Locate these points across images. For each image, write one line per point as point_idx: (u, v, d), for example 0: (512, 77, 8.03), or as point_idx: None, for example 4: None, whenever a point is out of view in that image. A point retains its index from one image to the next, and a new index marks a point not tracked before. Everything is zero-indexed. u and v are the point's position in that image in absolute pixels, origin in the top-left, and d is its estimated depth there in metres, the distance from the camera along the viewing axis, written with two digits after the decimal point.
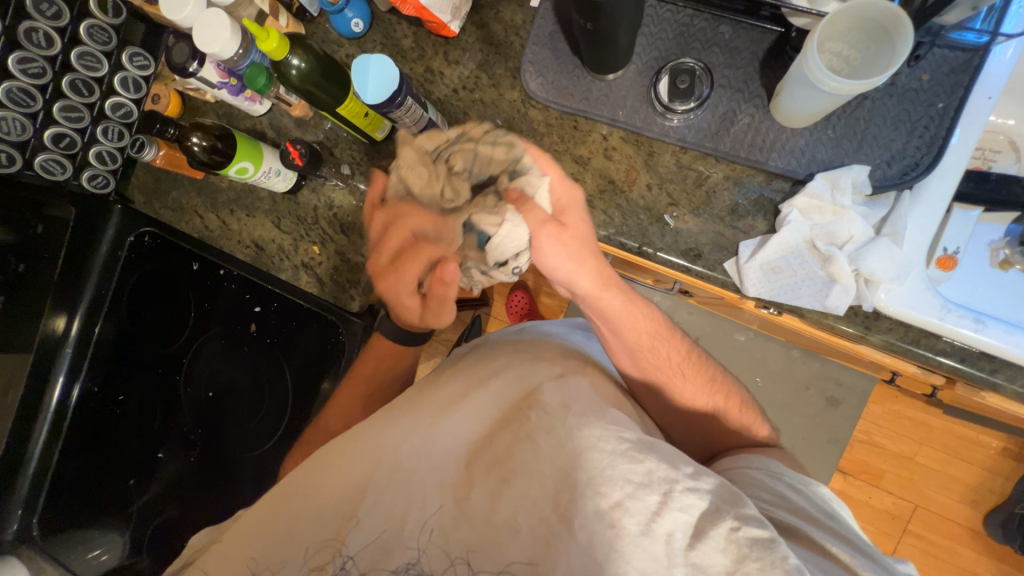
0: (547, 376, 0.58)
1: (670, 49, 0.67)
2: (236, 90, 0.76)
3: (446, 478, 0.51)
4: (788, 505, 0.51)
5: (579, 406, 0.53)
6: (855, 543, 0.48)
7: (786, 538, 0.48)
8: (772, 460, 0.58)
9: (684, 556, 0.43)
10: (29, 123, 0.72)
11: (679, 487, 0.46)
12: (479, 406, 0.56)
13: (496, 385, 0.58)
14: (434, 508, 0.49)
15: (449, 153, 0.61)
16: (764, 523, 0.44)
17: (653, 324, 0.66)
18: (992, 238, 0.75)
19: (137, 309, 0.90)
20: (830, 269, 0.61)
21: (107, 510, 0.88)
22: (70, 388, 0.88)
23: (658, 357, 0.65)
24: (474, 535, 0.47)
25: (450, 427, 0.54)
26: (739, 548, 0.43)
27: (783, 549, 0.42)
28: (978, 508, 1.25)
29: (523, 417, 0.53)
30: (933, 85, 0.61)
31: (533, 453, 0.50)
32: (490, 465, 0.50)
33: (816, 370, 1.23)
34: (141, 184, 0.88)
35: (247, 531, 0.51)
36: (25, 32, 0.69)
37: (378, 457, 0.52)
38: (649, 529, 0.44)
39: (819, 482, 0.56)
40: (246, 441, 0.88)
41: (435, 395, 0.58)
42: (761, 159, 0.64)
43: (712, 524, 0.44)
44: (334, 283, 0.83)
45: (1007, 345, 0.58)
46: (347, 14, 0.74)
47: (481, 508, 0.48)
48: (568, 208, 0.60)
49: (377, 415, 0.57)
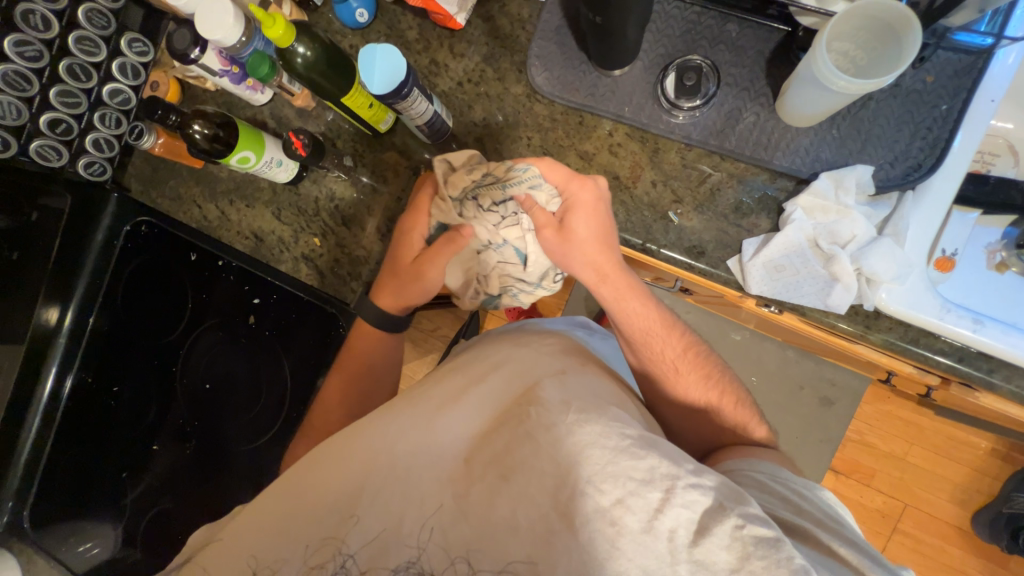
0: (546, 373, 0.58)
1: (676, 46, 0.67)
2: (238, 78, 0.75)
3: (444, 474, 0.50)
4: (794, 508, 0.52)
5: (579, 402, 0.53)
6: (865, 549, 0.47)
7: (793, 538, 0.48)
8: (777, 466, 0.59)
9: (687, 553, 0.43)
10: (24, 107, 0.70)
11: (681, 483, 0.46)
12: (478, 403, 0.55)
13: (495, 382, 0.58)
14: (433, 506, 0.49)
15: (482, 189, 0.67)
16: (768, 522, 0.45)
17: (648, 318, 0.67)
18: (988, 241, 0.77)
19: (132, 301, 0.89)
20: (832, 268, 0.61)
21: (100, 502, 0.87)
22: (62, 378, 0.86)
23: (652, 350, 0.67)
24: (473, 532, 0.47)
25: (448, 423, 0.53)
26: (744, 546, 0.43)
27: (787, 549, 0.43)
28: (966, 508, 1.27)
29: (523, 414, 0.52)
30: (937, 87, 0.61)
31: (533, 450, 0.49)
32: (489, 462, 0.50)
33: (811, 371, 1.25)
34: (138, 172, 0.87)
35: (247, 525, 0.51)
36: (22, 14, 0.67)
37: (377, 455, 0.51)
38: (651, 527, 0.44)
39: (824, 489, 0.56)
40: (243, 433, 0.87)
41: (433, 390, 0.57)
42: (766, 158, 0.65)
43: (716, 521, 0.44)
44: (334, 275, 0.81)
45: (1004, 344, 0.59)
46: (351, 4, 0.74)
47: (480, 506, 0.48)
48: (573, 211, 0.63)
49: (376, 411, 0.56)
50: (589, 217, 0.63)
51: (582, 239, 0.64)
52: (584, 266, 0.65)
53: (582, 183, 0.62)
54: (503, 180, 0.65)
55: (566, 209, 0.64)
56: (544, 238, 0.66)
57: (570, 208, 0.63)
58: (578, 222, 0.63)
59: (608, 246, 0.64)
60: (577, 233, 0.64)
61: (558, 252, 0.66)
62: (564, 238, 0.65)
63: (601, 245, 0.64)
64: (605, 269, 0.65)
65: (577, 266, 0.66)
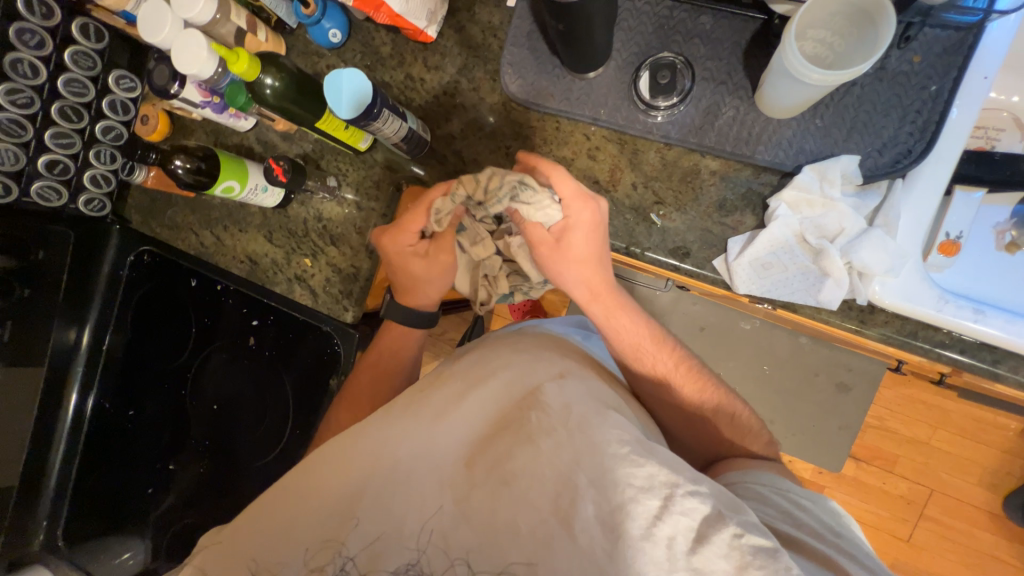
0: (547, 375, 0.55)
1: (649, 43, 0.65)
2: (220, 108, 0.77)
3: (445, 478, 0.48)
4: (794, 520, 0.51)
5: (580, 407, 0.51)
6: (866, 567, 0.46)
7: (788, 549, 0.47)
8: (780, 477, 0.57)
9: (686, 561, 0.42)
10: (21, 152, 0.74)
11: (680, 491, 0.44)
12: (478, 408, 0.52)
13: (496, 386, 0.54)
14: (433, 509, 0.46)
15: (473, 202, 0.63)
16: (766, 532, 0.44)
17: (638, 334, 0.66)
18: (997, 221, 0.73)
19: (142, 327, 0.93)
20: (822, 263, 0.60)
21: (127, 519, 0.92)
22: (84, 401, 0.91)
23: (644, 367, 0.66)
24: (474, 534, 0.45)
25: (450, 427, 0.51)
26: (742, 556, 0.42)
27: (785, 559, 0.42)
28: (995, 491, 1.22)
29: (523, 419, 0.50)
30: (925, 67, 0.58)
31: (534, 455, 0.47)
32: (490, 465, 0.47)
33: (825, 357, 1.21)
34: (138, 204, 0.90)
35: (251, 525, 0.48)
36: (11, 63, 0.69)
37: (378, 460, 0.49)
38: (650, 533, 0.43)
39: (829, 499, 0.55)
40: (252, 452, 0.90)
41: (434, 393, 0.54)
42: (748, 153, 0.63)
43: (714, 529, 0.43)
44: (327, 294, 0.83)
45: (1008, 334, 0.57)
46: (324, 25, 0.74)
47: (481, 509, 0.45)
48: (573, 229, 0.62)
49: (377, 414, 0.53)
50: (588, 235, 0.62)
51: (577, 257, 0.63)
52: (577, 282, 0.65)
53: (586, 203, 0.61)
54: (484, 199, 0.60)
55: (572, 225, 0.61)
56: (538, 253, 0.64)
57: (577, 225, 0.61)
58: (575, 240, 0.63)
59: (600, 265, 0.64)
60: (574, 249, 0.63)
61: (551, 266, 0.65)
62: (560, 254, 0.63)
63: (595, 262, 0.64)
64: (597, 287, 0.65)
65: (569, 282, 0.65)
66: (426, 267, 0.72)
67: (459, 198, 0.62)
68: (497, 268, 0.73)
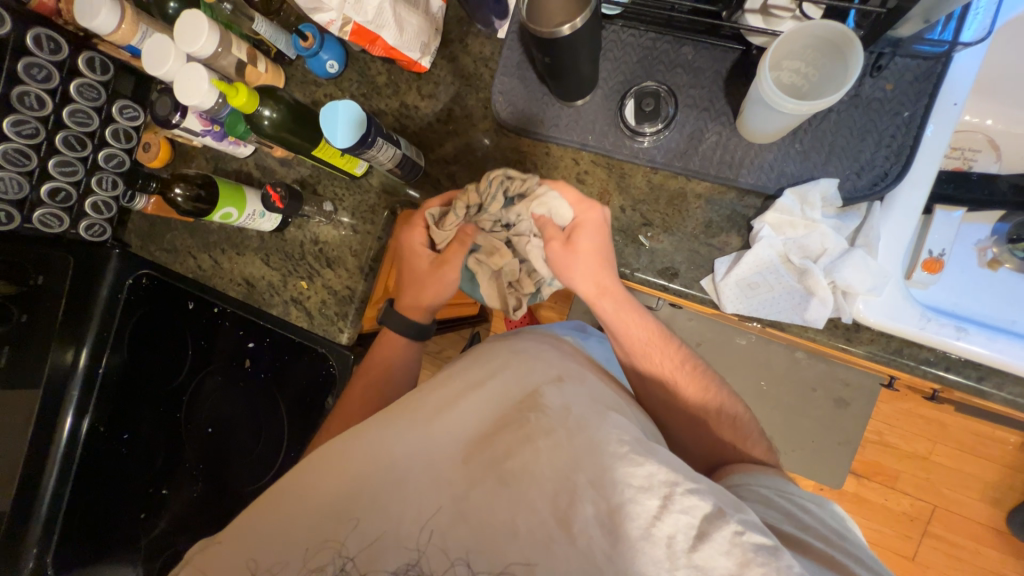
0: (545, 375, 0.53)
1: (634, 72, 0.68)
2: (219, 136, 0.79)
3: (443, 477, 0.46)
4: (797, 521, 0.49)
5: (580, 408, 0.49)
6: (870, 569, 0.45)
7: (792, 550, 0.46)
8: (783, 480, 0.56)
9: (687, 559, 0.40)
10: (25, 180, 0.75)
11: (680, 489, 0.42)
12: (477, 409, 0.50)
13: (495, 387, 0.52)
14: (432, 509, 0.44)
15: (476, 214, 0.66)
16: (767, 531, 0.42)
17: (644, 332, 0.65)
18: (978, 238, 0.75)
19: (139, 350, 0.93)
20: (807, 282, 0.61)
21: (119, 546, 0.91)
22: (79, 422, 0.91)
23: (651, 363, 0.65)
24: (474, 534, 0.43)
25: (449, 425, 0.49)
26: (745, 553, 0.40)
27: (787, 557, 0.40)
28: (998, 506, 1.21)
29: (523, 419, 0.48)
30: (897, 94, 0.61)
31: (533, 455, 0.45)
32: (489, 465, 0.46)
33: (822, 372, 1.21)
34: (137, 229, 0.92)
35: (247, 527, 0.46)
36: (18, 96, 0.72)
37: (377, 458, 0.47)
38: (649, 533, 0.41)
39: (831, 503, 0.54)
40: (244, 475, 0.89)
41: (433, 394, 0.52)
42: (731, 176, 0.65)
43: (715, 527, 0.41)
44: (323, 315, 0.84)
45: (992, 351, 0.58)
46: (322, 57, 0.77)
47: (480, 510, 0.44)
48: (583, 228, 0.63)
49: (378, 414, 0.52)
50: (596, 233, 0.64)
51: (586, 254, 0.64)
52: (586, 279, 0.64)
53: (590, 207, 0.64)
54: (479, 201, 0.64)
55: (582, 220, 0.64)
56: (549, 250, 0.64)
57: (592, 225, 0.64)
58: (585, 237, 0.64)
59: (607, 263, 0.65)
60: (583, 248, 0.64)
61: (563, 265, 0.64)
62: (571, 251, 0.64)
63: (601, 260, 0.65)
64: (607, 285, 0.64)
65: (579, 279, 0.64)
66: (427, 270, 0.72)
67: (461, 211, 0.66)
68: (516, 271, 0.72)
